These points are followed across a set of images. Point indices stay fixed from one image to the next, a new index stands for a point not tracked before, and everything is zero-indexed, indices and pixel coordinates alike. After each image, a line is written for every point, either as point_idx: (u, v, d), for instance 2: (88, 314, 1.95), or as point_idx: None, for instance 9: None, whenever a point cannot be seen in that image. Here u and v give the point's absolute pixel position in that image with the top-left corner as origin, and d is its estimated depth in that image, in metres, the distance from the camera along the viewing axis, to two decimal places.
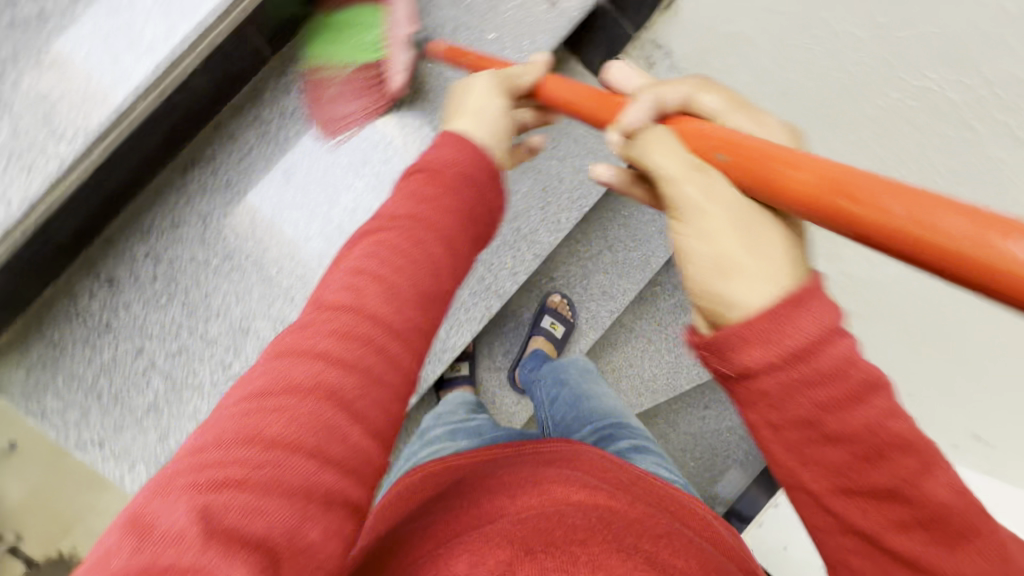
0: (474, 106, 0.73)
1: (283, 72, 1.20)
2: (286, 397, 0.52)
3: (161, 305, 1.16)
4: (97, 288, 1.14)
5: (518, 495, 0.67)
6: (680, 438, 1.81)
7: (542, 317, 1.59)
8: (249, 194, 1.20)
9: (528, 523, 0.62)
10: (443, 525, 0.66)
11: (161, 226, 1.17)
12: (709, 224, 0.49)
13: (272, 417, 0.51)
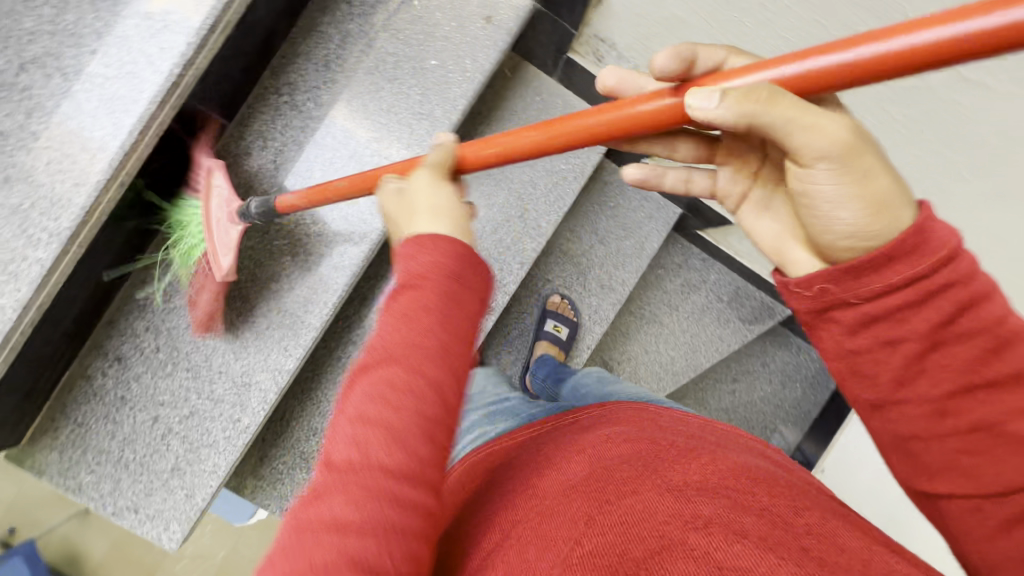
0: (426, 203, 0.55)
1: (290, 64, 0.89)
2: (379, 398, 0.45)
3: (173, 368, 0.89)
4: (160, 270, 0.89)
5: (568, 460, 0.60)
6: (716, 417, 1.88)
7: (543, 321, 1.34)
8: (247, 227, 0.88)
9: (619, 470, 0.54)
10: (523, 500, 0.57)
11: (166, 292, 0.89)
12: (840, 166, 0.40)
13: (369, 426, 0.45)
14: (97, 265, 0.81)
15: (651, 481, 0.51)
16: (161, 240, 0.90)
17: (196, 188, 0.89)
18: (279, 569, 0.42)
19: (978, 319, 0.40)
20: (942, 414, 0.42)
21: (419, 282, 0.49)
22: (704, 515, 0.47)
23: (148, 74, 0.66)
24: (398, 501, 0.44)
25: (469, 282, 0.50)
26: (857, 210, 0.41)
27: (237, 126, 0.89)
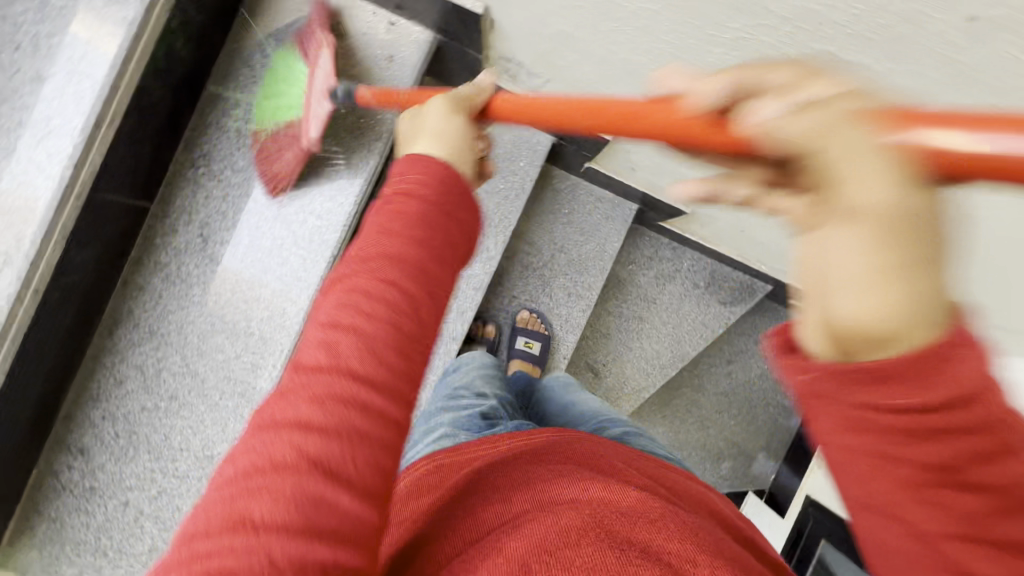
0: (436, 126, 0.53)
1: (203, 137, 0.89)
2: (363, 297, 0.41)
3: (136, 451, 0.89)
4: (109, 359, 0.88)
5: (510, 497, 0.53)
6: (714, 399, 1.87)
7: (513, 339, 1.34)
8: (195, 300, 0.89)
9: (568, 520, 0.47)
10: (441, 548, 0.51)
11: (118, 377, 0.89)
12: (843, 239, 0.28)
13: (342, 333, 0.40)
14: (37, 373, 0.80)
15: (595, 534, 0.46)
16: (105, 328, 0.88)
17: (132, 269, 0.88)
18: (230, 485, 0.35)
19: (960, 434, 0.29)
20: (953, 538, 0.32)
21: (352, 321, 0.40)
22: (634, 572, 0.42)
23: (40, 185, 0.67)
24: (365, 422, 0.38)
25: (471, 213, 0.48)
26: (860, 302, 0.27)
27: (159, 204, 0.88)
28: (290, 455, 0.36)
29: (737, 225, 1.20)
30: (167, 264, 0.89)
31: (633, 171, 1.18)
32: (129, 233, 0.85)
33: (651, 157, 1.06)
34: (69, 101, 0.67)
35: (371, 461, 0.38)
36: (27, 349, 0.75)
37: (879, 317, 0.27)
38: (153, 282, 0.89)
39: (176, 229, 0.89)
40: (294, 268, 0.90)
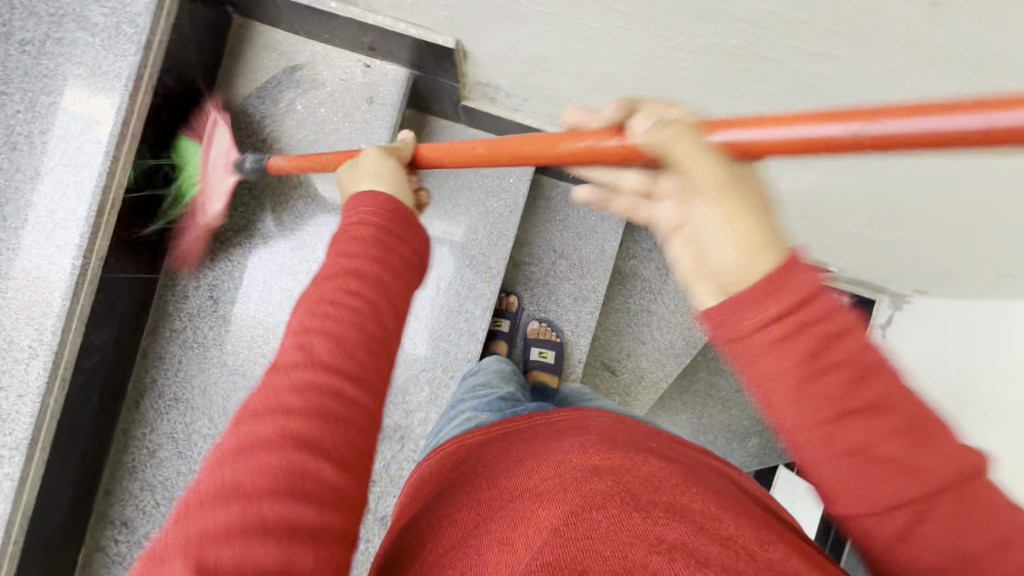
0: (373, 167, 0.56)
1: None
2: (323, 322, 0.43)
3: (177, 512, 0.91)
4: (139, 430, 0.90)
5: (537, 464, 0.55)
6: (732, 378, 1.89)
7: (527, 350, 1.35)
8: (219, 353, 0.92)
9: (593, 484, 0.49)
10: (467, 511, 0.53)
11: (153, 445, 0.91)
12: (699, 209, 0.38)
13: (302, 367, 0.41)
14: (73, 458, 0.81)
15: (622, 499, 0.47)
16: (132, 402, 0.90)
17: (152, 339, 0.90)
18: (225, 452, 0.38)
19: (841, 354, 0.34)
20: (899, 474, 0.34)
21: (339, 298, 0.44)
22: (659, 532, 0.44)
23: (52, 271, 0.69)
24: (326, 466, 0.39)
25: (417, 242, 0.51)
26: (730, 247, 0.36)
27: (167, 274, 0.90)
28: (274, 442, 0.38)
29: None
30: (182, 330, 0.91)
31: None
32: (142, 307, 0.87)
33: None
34: (70, 192, 0.69)
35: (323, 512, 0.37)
36: (62, 436, 0.77)
37: (734, 264, 0.36)
38: (171, 350, 0.90)
39: (186, 295, 0.91)
40: None
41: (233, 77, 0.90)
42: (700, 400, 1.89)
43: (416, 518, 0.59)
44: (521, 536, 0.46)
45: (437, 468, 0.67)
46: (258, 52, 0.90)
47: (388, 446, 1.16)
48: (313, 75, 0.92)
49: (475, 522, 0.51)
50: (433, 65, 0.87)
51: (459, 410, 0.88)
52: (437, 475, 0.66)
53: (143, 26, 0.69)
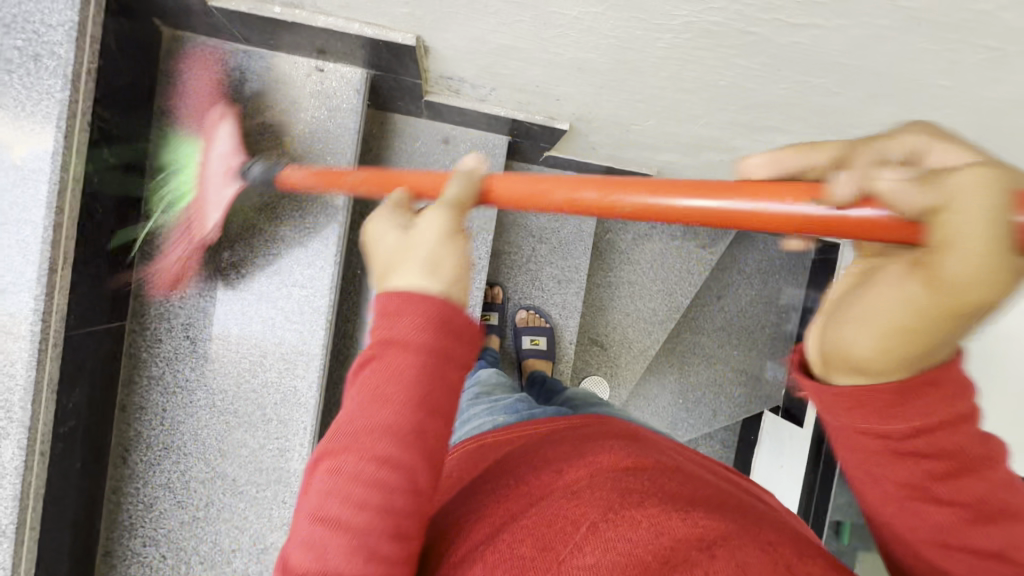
0: (427, 250, 0.41)
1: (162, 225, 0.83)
2: (365, 486, 0.38)
3: (177, 555, 0.87)
4: (131, 486, 0.85)
5: (565, 464, 0.52)
6: (714, 335, 1.95)
7: (519, 340, 1.34)
8: (199, 389, 0.86)
9: (629, 484, 0.48)
10: (493, 506, 0.50)
11: (145, 492, 0.86)
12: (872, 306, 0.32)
13: (332, 532, 0.39)
14: (66, 529, 0.76)
15: (657, 498, 0.46)
16: (118, 457, 0.85)
17: (127, 383, 0.84)
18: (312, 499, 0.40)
19: (935, 444, 0.38)
20: (919, 495, 0.39)
21: (393, 356, 0.39)
22: (699, 534, 0.42)
23: (8, 340, 0.62)
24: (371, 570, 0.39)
25: (463, 355, 0.40)
26: (872, 342, 0.33)
27: (134, 318, 0.84)
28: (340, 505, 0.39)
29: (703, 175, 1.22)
30: (161, 376, 0.85)
31: (594, 150, 1.17)
32: (112, 358, 0.81)
33: (610, 135, 1.05)
34: (12, 251, 0.62)
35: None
36: (48, 511, 0.71)
37: (876, 354, 0.33)
38: (153, 398, 0.85)
39: (159, 339, 0.85)
40: (293, 344, 0.87)
41: (172, 97, 0.82)
42: (685, 360, 1.95)
43: (427, 521, 0.57)
44: (559, 536, 0.44)
45: (451, 468, 0.63)
46: (197, 66, 0.82)
47: None
48: (261, 86, 0.85)
49: (503, 520, 0.48)
50: (393, 65, 0.83)
51: (472, 414, 0.84)
52: (445, 476, 0.63)
53: (64, 54, 0.62)
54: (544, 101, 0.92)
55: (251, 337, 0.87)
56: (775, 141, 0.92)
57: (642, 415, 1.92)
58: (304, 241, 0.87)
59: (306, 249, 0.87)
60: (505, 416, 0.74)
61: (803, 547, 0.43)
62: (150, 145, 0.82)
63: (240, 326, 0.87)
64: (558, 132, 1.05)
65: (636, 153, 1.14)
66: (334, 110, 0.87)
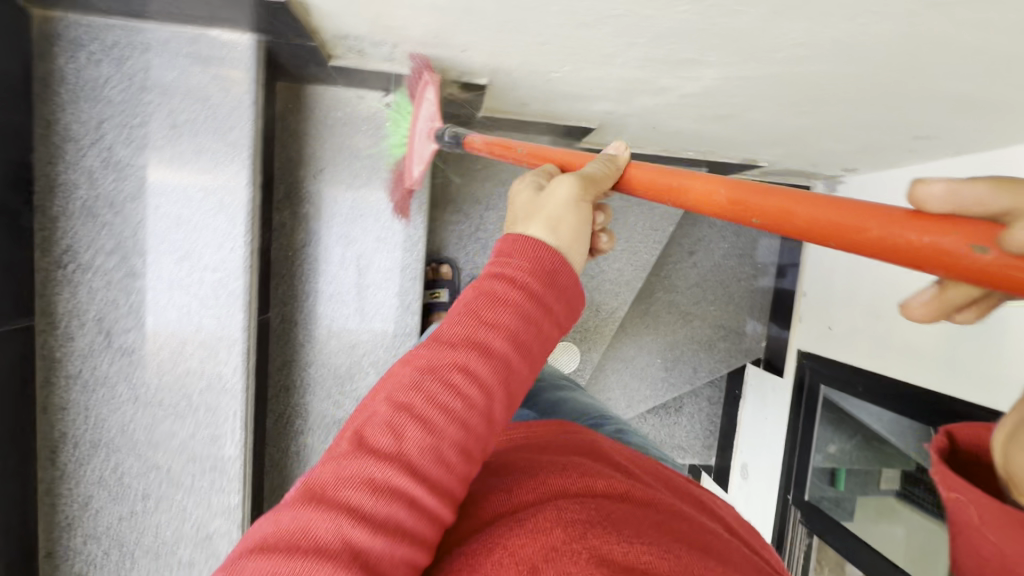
0: (552, 207, 0.52)
1: (59, 218, 0.80)
2: (426, 403, 0.43)
3: (121, 552, 0.87)
4: (65, 486, 0.84)
5: (519, 485, 0.51)
6: (688, 293, 1.91)
7: None
8: (122, 385, 0.84)
9: (572, 514, 0.45)
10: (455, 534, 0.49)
11: (79, 492, 0.85)
12: None
13: (391, 441, 0.42)
14: None
15: (604, 527, 0.44)
16: (46, 459, 0.83)
17: (43, 385, 0.82)
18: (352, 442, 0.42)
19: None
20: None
21: (490, 313, 0.47)
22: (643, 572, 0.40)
23: None
24: (398, 510, 0.40)
25: (564, 308, 0.51)
26: None
27: (43, 317, 0.81)
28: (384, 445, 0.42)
29: (647, 122, 1.17)
30: (79, 374, 0.83)
31: (526, 107, 1.12)
32: (23, 359, 0.78)
33: (535, 88, 1.00)
34: None
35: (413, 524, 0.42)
36: None
37: None
38: (73, 397, 0.83)
39: (73, 337, 0.82)
40: (212, 330, 0.85)
41: (52, 83, 0.78)
42: (662, 320, 1.92)
43: None
44: (497, 568, 0.42)
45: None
46: (73, 48, 0.78)
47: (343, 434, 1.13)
48: (145, 63, 0.79)
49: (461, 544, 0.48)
50: (279, 27, 0.77)
51: None
52: None
53: None
54: (454, 55, 0.88)
55: (167, 324, 0.84)
56: (700, 76, 0.87)
57: (621, 377, 1.90)
58: (212, 223, 0.83)
59: (217, 230, 0.84)
60: None
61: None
62: (34, 136, 0.78)
63: (155, 315, 0.84)
64: (480, 89, 1.00)
65: (570, 106, 1.09)
66: (226, 83, 0.81)
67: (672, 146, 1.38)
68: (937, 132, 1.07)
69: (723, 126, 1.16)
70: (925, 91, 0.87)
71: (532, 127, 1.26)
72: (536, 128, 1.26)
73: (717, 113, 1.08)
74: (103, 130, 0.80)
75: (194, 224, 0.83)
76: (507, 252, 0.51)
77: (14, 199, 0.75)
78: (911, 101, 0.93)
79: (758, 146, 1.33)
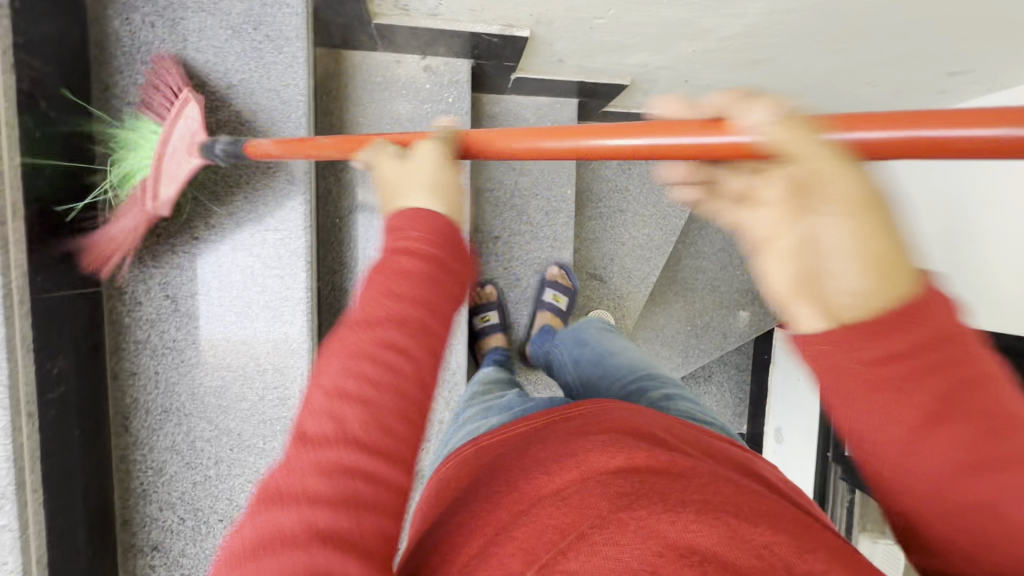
0: (423, 174, 0.51)
1: (122, 181, 0.80)
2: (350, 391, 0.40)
3: (195, 518, 0.87)
4: (138, 453, 0.84)
5: (555, 464, 0.48)
6: (715, 258, 1.91)
7: (543, 292, 1.35)
8: (189, 349, 0.84)
9: (619, 486, 0.43)
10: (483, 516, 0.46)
11: (151, 460, 0.85)
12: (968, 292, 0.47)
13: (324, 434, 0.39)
14: (77, 498, 0.75)
15: (648, 497, 0.41)
16: (119, 427, 0.83)
17: (112, 352, 0.82)
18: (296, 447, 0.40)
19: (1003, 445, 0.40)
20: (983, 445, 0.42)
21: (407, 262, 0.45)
22: (690, 540, 0.37)
23: None
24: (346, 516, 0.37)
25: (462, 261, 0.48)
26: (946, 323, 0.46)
27: (109, 284, 0.81)
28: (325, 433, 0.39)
29: (682, 74, 1.18)
30: (148, 339, 0.83)
31: (561, 63, 1.12)
32: (94, 324, 0.78)
33: (574, 39, 1.00)
34: None
35: (374, 526, 0.39)
36: (53, 480, 0.70)
37: None
38: (143, 363, 0.83)
39: (139, 302, 0.82)
40: (276, 291, 0.86)
41: (107, 47, 0.78)
42: (690, 287, 1.92)
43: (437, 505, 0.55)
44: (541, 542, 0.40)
45: (452, 478, 0.57)
46: (128, 10, 0.78)
47: None
48: (199, 23, 0.80)
49: (493, 523, 0.45)
50: None
51: (466, 417, 0.81)
52: (459, 465, 0.59)
53: None
54: (498, 6, 0.88)
55: (228, 286, 0.84)
56: (744, 12, 0.88)
57: (652, 347, 1.91)
58: (269, 183, 0.84)
59: (274, 191, 0.84)
60: (498, 417, 0.73)
61: (800, 540, 0.39)
62: (93, 100, 0.78)
63: (219, 276, 0.84)
64: (520, 44, 1.00)
65: (606, 59, 1.10)
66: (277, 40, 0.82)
67: (700, 102, 1.38)
68: (971, 66, 1.07)
69: (757, 73, 1.17)
70: (966, 16, 0.88)
71: (564, 89, 1.26)
72: (567, 89, 1.26)
73: (753, 57, 1.08)
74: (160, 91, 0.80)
75: (253, 185, 0.84)
76: (399, 224, 0.47)
77: (79, 161, 0.75)
78: (948, 31, 0.93)
79: (786, 97, 1.33)
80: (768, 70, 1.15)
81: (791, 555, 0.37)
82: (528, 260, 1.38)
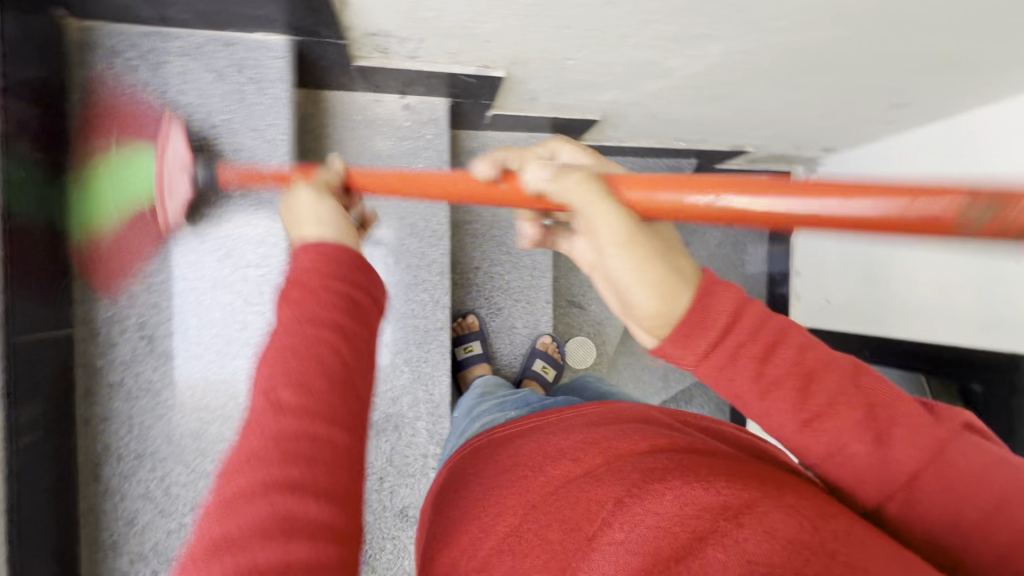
0: (307, 208, 0.51)
1: None
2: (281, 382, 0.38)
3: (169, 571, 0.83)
4: (109, 502, 0.81)
5: (582, 449, 0.51)
6: None
7: (531, 360, 1.37)
8: (167, 389, 0.82)
9: (650, 463, 0.45)
10: (513, 495, 0.48)
11: (121, 509, 0.81)
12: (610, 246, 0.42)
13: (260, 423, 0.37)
14: (44, 554, 0.71)
15: (678, 469, 0.44)
16: (89, 475, 0.80)
17: (83, 397, 0.79)
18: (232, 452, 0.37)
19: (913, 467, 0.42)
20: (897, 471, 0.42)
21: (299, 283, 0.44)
22: (726, 502, 0.39)
23: None
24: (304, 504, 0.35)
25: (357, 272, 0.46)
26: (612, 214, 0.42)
27: (84, 326, 0.79)
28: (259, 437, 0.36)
29: (649, 109, 1.24)
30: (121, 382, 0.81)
31: (536, 101, 1.17)
32: (66, 368, 0.76)
33: (547, 80, 1.06)
34: None
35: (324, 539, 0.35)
36: (20, 535, 0.66)
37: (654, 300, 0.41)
38: (117, 406, 0.81)
39: (114, 343, 0.80)
40: (259, 327, 0.85)
41: (88, 90, 0.78)
42: None
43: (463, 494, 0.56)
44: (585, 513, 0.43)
45: (472, 470, 0.58)
46: (109, 54, 0.79)
47: (382, 437, 1.12)
48: (181, 67, 0.81)
49: (531, 503, 0.47)
50: (317, 29, 0.82)
51: (481, 409, 0.83)
52: (479, 457, 0.60)
53: None
54: (474, 49, 0.92)
55: (211, 322, 0.84)
56: (705, 54, 0.94)
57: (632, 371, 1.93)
58: (251, 221, 0.84)
59: (257, 229, 0.84)
60: (518, 409, 0.74)
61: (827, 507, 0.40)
62: (71, 143, 0.78)
63: (200, 313, 0.83)
64: (495, 83, 1.05)
65: (579, 97, 1.15)
66: (257, 84, 0.84)
67: (667, 134, 1.45)
68: (911, 99, 1.16)
69: (719, 108, 1.24)
70: (900, 54, 0.95)
71: (539, 125, 1.31)
72: (541, 126, 1.31)
73: (717, 94, 1.15)
74: (139, 131, 0.80)
75: (234, 224, 0.84)
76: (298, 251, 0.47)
77: (54, 203, 0.74)
78: (895, 65, 1.01)
79: (746, 130, 1.41)
80: (729, 104, 1.22)
81: (815, 516, 0.37)
82: (509, 290, 1.39)
